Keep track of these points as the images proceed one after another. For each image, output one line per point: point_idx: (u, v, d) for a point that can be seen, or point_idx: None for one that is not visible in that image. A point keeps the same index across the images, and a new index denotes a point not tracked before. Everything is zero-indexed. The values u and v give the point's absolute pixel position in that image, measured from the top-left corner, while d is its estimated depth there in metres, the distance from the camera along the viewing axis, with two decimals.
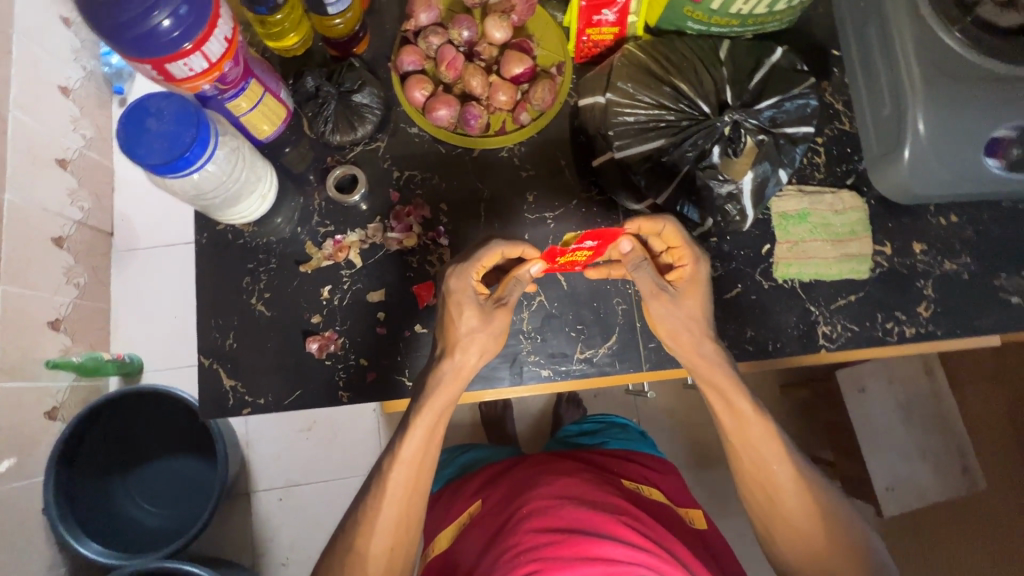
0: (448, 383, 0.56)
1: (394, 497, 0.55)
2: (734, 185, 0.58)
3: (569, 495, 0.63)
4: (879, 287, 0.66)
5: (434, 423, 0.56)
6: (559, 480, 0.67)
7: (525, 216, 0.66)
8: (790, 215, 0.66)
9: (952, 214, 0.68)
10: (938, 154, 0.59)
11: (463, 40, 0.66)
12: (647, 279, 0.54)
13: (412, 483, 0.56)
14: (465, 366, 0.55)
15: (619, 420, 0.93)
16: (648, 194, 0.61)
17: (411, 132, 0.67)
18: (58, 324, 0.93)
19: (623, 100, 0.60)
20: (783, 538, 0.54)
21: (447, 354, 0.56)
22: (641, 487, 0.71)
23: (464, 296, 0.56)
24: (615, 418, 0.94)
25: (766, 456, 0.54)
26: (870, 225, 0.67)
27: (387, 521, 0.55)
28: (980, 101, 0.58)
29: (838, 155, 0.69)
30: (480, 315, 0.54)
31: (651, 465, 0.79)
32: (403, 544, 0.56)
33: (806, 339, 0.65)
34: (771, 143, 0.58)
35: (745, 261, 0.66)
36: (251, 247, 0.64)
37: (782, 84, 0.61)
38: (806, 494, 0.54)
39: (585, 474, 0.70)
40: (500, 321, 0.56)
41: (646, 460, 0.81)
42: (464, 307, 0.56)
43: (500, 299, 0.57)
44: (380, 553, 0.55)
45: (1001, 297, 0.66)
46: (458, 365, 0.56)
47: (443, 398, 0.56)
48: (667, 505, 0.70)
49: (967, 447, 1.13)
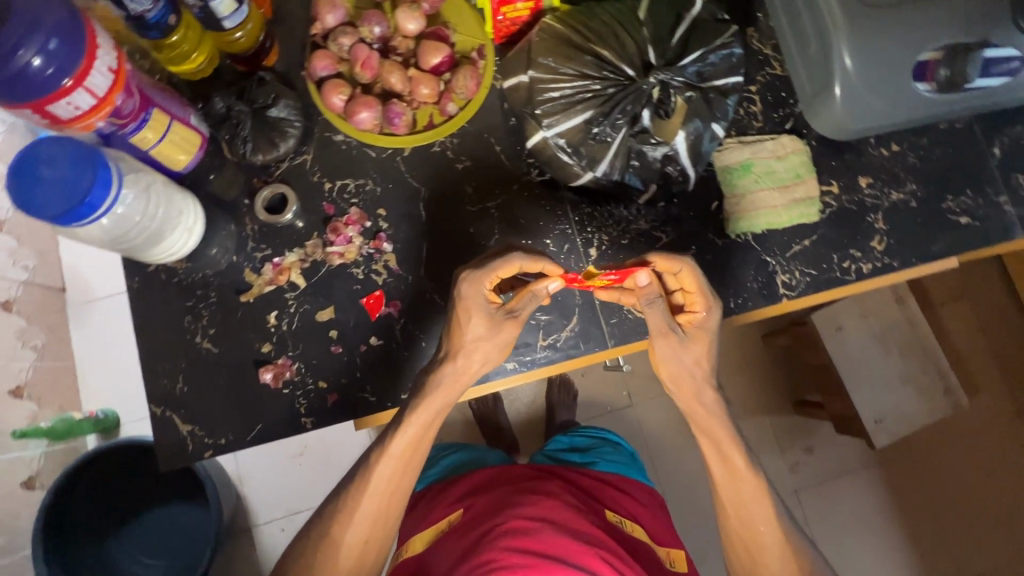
0: (448, 385, 0.57)
1: (376, 490, 0.56)
2: (668, 146, 0.58)
3: (552, 522, 0.70)
4: (831, 228, 0.66)
5: (429, 421, 0.57)
6: (542, 504, 0.74)
7: (468, 210, 0.64)
8: (733, 168, 0.65)
9: (893, 143, 0.67)
10: (868, 87, 0.59)
11: (375, 36, 0.64)
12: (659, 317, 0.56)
13: (399, 479, 0.56)
14: (467, 372, 0.57)
15: (613, 440, 1.00)
16: (585, 168, 0.59)
17: (336, 139, 0.64)
18: (20, 391, 0.88)
19: (546, 76, 0.58)
20: None
21: (451, 357, 0.57)
22: (623, 522, 0.78)
23: (478, 305, 0.54)
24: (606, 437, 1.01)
25: (754, 517, 0.59)
26: (813, 167, 0.66)
27: (365, 515, 0.56)
28: (901, 27, 0.57)
29: (774, 100, 0.68)
30: (488, 323, 0.55)
31: (637, 494, 0.86)
32: (378, 537, 0.57)
33: (766, 290, 0.64)
34: (700, 99, 0.57)
35: (696, 222, 0.65)
36: (188, 284, 0.61)
37: (705, 37, 0.59)
38: (786, 546, 0.59)
39: (568, 498, 0.76)
40: (507, 334, 0.56)
41: (634, 485, 0.88)
42: (475, 317, 0.55)
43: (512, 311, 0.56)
44: (354, 543, 0.56)
45: (950, 219, 0.67)
46: (456, 369, 0.57)
47: (439, 400, 0.57)
48: (647, 543, 0.77)
49: (945, 369, 1.16)
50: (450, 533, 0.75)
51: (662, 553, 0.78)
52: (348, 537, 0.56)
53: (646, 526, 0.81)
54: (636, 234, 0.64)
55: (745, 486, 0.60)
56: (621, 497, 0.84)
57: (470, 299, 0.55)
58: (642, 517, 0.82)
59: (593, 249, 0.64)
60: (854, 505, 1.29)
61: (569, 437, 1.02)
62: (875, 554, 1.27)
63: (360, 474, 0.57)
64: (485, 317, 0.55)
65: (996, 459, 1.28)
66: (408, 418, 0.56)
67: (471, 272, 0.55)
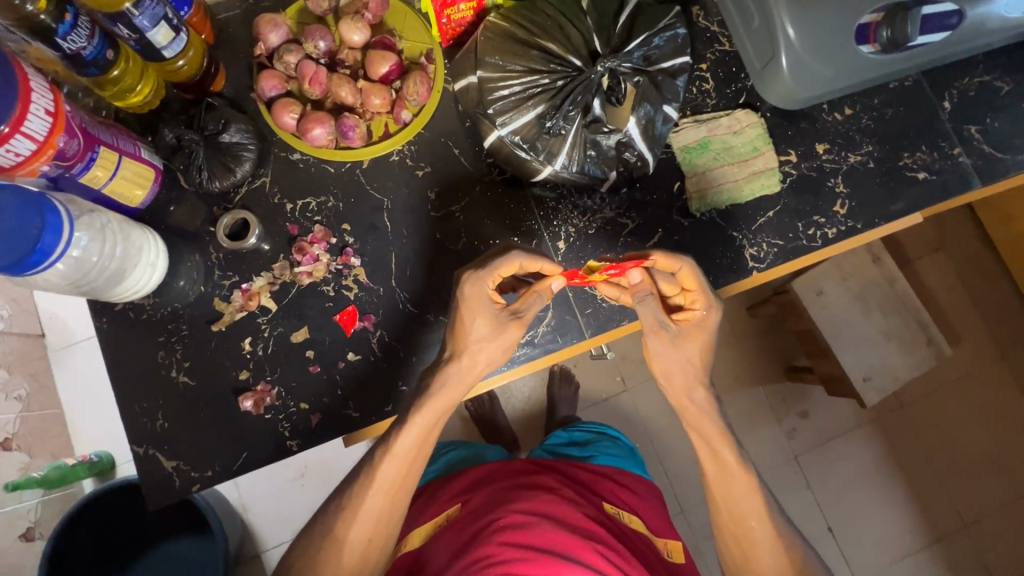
0: (451, 388, 0.56)
1: (380, 492, 0.55)
2: (621, 133, 0.58)
3: (549, 516, 0.71)
4: (793, 197, 0.66)
5: (433, 422, 0.56)
6: (541, 499, 0.74)
7: (433, 216, 0.64)
8: (692, 147, 0.65)
9: (845, 107, 0.68)
10: (815, 56, 0.59)
11: (321, 51, 0.63)
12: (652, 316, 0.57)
13: (402, 479, 0.55)
14: (471, 374, 0.56)
15: (612, 436, 1.01)
16: (543, 162, 0.59)
17: (293, 158, 0.64)
18: (9, 443, 0.86)
19: (495, 74, 0.58)
20: None
21: (455, 359, 0.56)
22: (621, 514, 0.79)
23: (484, 306, 0.55)
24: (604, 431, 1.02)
25: (746, 512, 0.60)
26: (770, 138, 0.67)
27: (368, 513, 0.55)
28: None
29: (725, 76, 0.68)
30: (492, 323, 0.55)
31: (635, 486, 0.87)
32: (381, 536, 0.56)
33: (736, 265, 0.65)
34: (648, 83, 0.57)
35: (660, 205, 0.65)
36: (157, 319, 0.60)
37: (649, 20, 0.59)
38: (778, 543, 0.60)
39: (567, 492, 0.77)
40: (510, 334, 0.56)
41: (634, 478, 0.89)
42: (477, 317, 0.55)
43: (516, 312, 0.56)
44: (358, 541, 0.55)
45: (908, 176, 0.68)
46: (457, 371, 0.56)
47: (444, 400, 0.56)
48: (643, 534, 0.79)
49: (926, 321, 1.18)
50: (449, 527, 0.76)
51: (659, 544, 0.80)
52: (351, 536, 0.55)
53: (645, 518, 0.82)
54: (603, 223, 0.65)
55: (736, 481, 0.61)
56: (620, 490, 0.85)
57: (473, 299, 0.55)
58: (640, 509, 0.84)
59: (562, 242, 0.64)
60: (853, 464, 1.31)
61: (570, 432, 1.03)
62: (877, 510, 1.29)
63: (363, 478, 0.56)
64: (488, 317, 0.56)
65: (983, 405, 1.31)
66: (414, 418, 0.56)
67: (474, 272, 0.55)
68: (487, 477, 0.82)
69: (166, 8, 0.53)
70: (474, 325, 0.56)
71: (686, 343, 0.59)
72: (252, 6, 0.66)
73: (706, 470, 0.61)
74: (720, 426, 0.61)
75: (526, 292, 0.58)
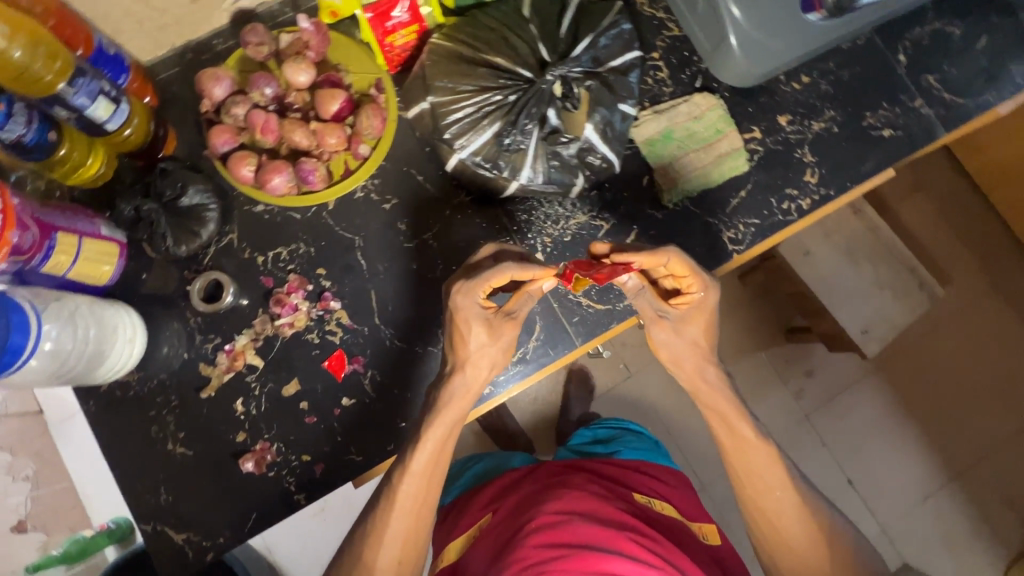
0: (458, 399, 0.57)
1: (404, 509, 0.55)
2: (579, 140, 0.57)
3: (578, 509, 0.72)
4: (763, 173, 0.66)
5: (447, 433, 0.56)
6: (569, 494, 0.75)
7: (406, 247, 0.63)
8: (655, 138, 0.65)
9: (802, 76, 0.68)
10: (760, 28, 0.59)
11: (268, 98, 0.62)
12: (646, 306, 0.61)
13: (425, 488, 0.56)
14: (477, 382, 0.57)
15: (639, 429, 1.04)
16: (509, 178, 0.59)
17: (257, 210, 0.63)
18: (23, 524, 0.81)
19: (446, 98, 0.58)
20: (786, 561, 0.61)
21: (458, 370, 0.57)
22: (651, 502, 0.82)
23: (474, 313, 0.55)
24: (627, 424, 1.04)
25: (771, 484, 0.62)
26: (732, 118, 0.66)
27: (397, 530, 0.55)
28: None
29: (678, 62, 0.67)
30: (489, 332, 0.55)
31: (663, 476, 0.90)
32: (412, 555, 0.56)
33: (716, 250, 0.65)
34: (600, 85, 0.57)
35: (632, 201, 0.64)
36: (145, 393, 0.59)
37: (592, 20, 0.59)
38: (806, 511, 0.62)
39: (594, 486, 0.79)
40: (507, 336, 0.57)
41: (658, 469, 0.92)
42: (475, 327, 0.56)
43: (510, 313, 0.57)
44: (388, 564, 0.55)
45: (874, 135, 0.67)
46: (467, 380, 0.57)
47: (455, 411, 0.56)
48: (680, 521, 0.80)
49: (915, 266, 1.18)
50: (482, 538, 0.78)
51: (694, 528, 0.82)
52: (382, 560, 0.55)
53: (677, 507, 0.84)
54: (578, 228, 0.64)
55: (756, 455, 0.62)
56: (647, 482, 0.88)
57: (466, 310, 0.55)
58: (673, 498, 0.86)
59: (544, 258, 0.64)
60: (863, 415, 1.31)
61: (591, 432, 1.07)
62: (894, 457, 1.30)
63: (381, 500, 0.56)
64: (485, 327, 0.56)
65: (983, 339, 1.32)
66: (426, 433, 0.56)
67: (463, 283, 0.55)
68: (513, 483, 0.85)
69: (101, 82, 0.52)
70: (470, 330, 0.56)
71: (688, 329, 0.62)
72: (192, 61, 0.65)
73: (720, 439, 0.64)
74: (735, 402, 0.64)
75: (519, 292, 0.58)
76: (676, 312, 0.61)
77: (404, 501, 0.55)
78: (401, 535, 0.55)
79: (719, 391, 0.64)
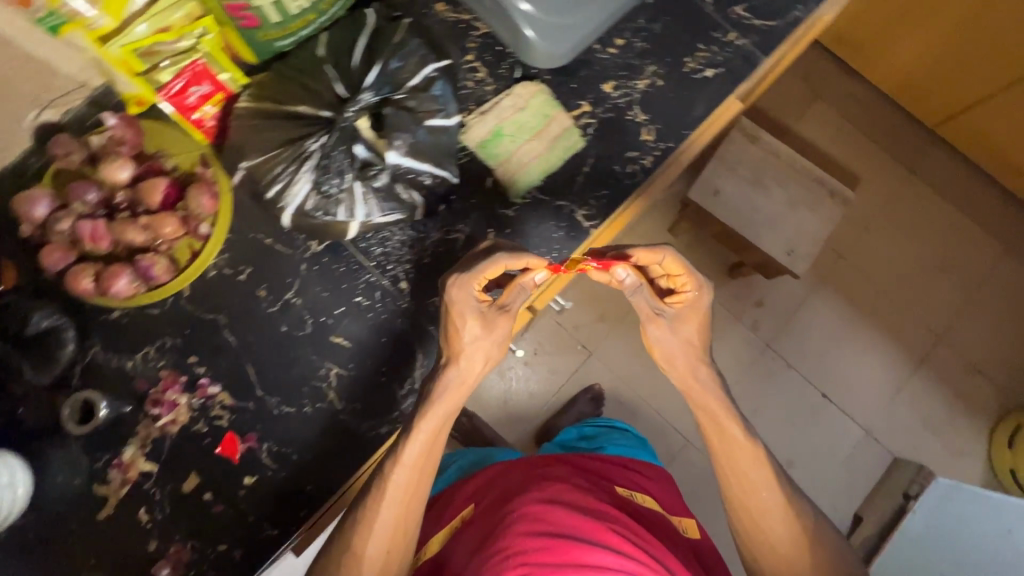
0: (450, 392, 0.59)
1: (393, 498, 0.56)
2: (386, 169, 0.57)
3: (564, 497, 0.72)
4: (600, 144, 0.66)
5: (439, 427, 0.58)
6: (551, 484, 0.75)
7: (268, 311, 0.62)
8: (486, 139, 0.65)
9: (615, 40, 0.68)
10: (552, 14, 0.61)
11: (92, 203, 0.61)
12: (644, 304, 0.69)
13: (412, 481, 0.57)
14: (470, 374, 0.59)
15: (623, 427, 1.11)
16: (340, 220, 0.58)
17: (111, 317, 0.61)
18: None
19: (257, 159, 0.58)
20: (767, 559, 0.67)
21: (453, 362, 0.59)
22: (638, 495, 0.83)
23: (467, 310, 0.58)
24: (615, 423, 1.09)
25: (758, 484, 0.68)
26: (556, 100, 0.67)
27: (385, 522, 0.56)
28: None
29: (493, 58, 0.68)
30: (483, 323, 0.57)
31: (648, 470, 0.93)
32: (400, 546, 0.57)
33: (573, 231, 0.65)
34: (399, 109, 0.57)
35: (481, 206, 0.65)
36: (42, 532, 0.58)
37: (383, 42, 0.59)
38: (789, 512, 0.68)
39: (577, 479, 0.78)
40: (501, 328, 0.59)
41: (645, 464, 0.95)
42: (471, 318, 0.58)
43: (503, 305, 0.59)
44: (376, 555, 0.56)
45: (698, 78, 0.68)
46: (452, 377, 0.59)
47: (448, 403, 0.59)
48: (661, 511, 0.83)
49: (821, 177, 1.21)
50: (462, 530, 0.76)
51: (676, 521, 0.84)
52: (370, 550, 0.55)
53: (661, 500, 0.87)
54: (435, 245, 0.64)
55: (742, 453, 0.69)
56: (634, 475, 0.90)
57: (462, 302, 0.57)
58: (655, 490, 0.88)
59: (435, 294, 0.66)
60: (815, 330, 1.34)
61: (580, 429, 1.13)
62: (854, 361, 1.33)
63: (368, 494, 0.57)
64: (479, 318, 0.58)
65: (904, 227, 1.35)
66: (421, 424, 0.58)
67: (458, 276, 0.58)
68: (496, 471, 0.84)
69: None
70: (465, 325, 0.58)
71: (682, 328, 0.71)
72: (8, 186, 0.63)
73: (701, 423, 0.72)
74: (727, 407, 0.71)
75: (512, 285, 0.60)
76: (672, 311, 0.69)
77: (391, 488, 0.56)
78: (386, 524, 0.56)
79: (710, 390, 0.71)
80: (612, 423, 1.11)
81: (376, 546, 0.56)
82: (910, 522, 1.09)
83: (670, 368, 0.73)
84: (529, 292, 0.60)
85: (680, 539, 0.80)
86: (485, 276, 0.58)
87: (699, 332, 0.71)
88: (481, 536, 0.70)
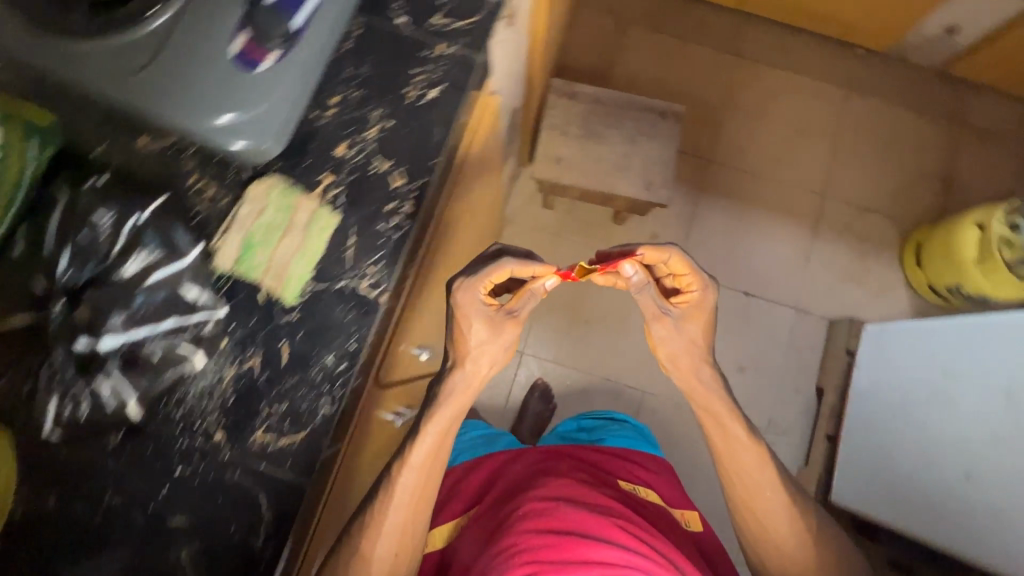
0: (457, 395, 0.84)
1: (399, 502, 0.79)
2: (113, 353, 0.53)
3: (564, 497, 0.85)
4: (354, 209, 0.64)
5: (442, 429, 0.81)
6: (554, 485, 0.89)
7: (80, 516, 0.58)
8: (240, 255, 0.61)
9: (328, 101, 0.66)
10: (240, 107, 0.57)
11: None
12: (648, 298, 0.91)
13: (420, 483, 0.81)
14: (473, 376, 0.84)
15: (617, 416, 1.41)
16: (90, 419, 0.54)
17: None
18: None
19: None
20: (771, 553, 0.94)
21: (459, 365, 0.85)
22: (636, 491, 1.01)
23: (483, 307, 0.80)
24: (615, 415, 1.38)
25: (764, 488, 0.94)
26: (293, 185, 0.63)
27: (393, 523, 0.79)
28: (196, 58, 0.57)
29: (214, 169, 0.64)
30: (489, 328, 0.82)
31: (643, 462, 1.13)
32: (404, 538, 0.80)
33: (361, 308, 0.62)
34: (104, 283, 0.54)
35: (261, 324, 0.61)
36: None
37: (71, 216, 0.56)
38: (792, 513, 0.94)
39: (580, 477, 0.95)
40: (506, 330, 0.84)
41: (636, 454, 1.15)
42: (475, 322, 0.82)
43: (511, 310, 0.82)
44: (384, 555, 0.80)
45: (422, 103, 0.66)
46: (460, 382, 0.84)
47: (451, 409, 0.84)
48: (660, 505, 1.01)
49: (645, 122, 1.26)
50: (471, 525, 0.93)
51: (679, 515, 1.03)
52: (378, 552, 0.79)
53: (660, 494, 1.05)
54: (234, 381, 0.60)
55: (744, 454, 0.95)
56: (634, 470, 1.09)
57: (468, 303, 0.80)
58: (650, 484, 1.07)
59: (265, 432, 0.60)
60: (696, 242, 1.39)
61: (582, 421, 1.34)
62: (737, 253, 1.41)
63: (382, 499, 0.80)
64: (487, 321, 0.82)
65: None
66: (425, 432, 0.82)
67: (467, 281, 0.79)
68: (507, 474, 1.01)
69: None
70: (475, 325, 0.82)
71: (684, 322, 0.95)
72: None
73: (713, 433, 0.97)
74: (727, 407, 0.97)
75: (519, 291, 0.84)
76: (676, 309, 0.94)
77: (402, 496, 0.79)
78: (398, 524, 0.79)
79: (715, 391, 0.97)
80: (611, 413, 1.39)
81: (385, 546, 0.79)
82: (862, 382, 1.36)
83: (674, 366, 0.98)
84: (536, 298, 0.85)
85: (677, 529, 0.96)
86: (491, 279, 0.80)
87: (699, 333, 0.96)
88: (492, 532, 0.85)
